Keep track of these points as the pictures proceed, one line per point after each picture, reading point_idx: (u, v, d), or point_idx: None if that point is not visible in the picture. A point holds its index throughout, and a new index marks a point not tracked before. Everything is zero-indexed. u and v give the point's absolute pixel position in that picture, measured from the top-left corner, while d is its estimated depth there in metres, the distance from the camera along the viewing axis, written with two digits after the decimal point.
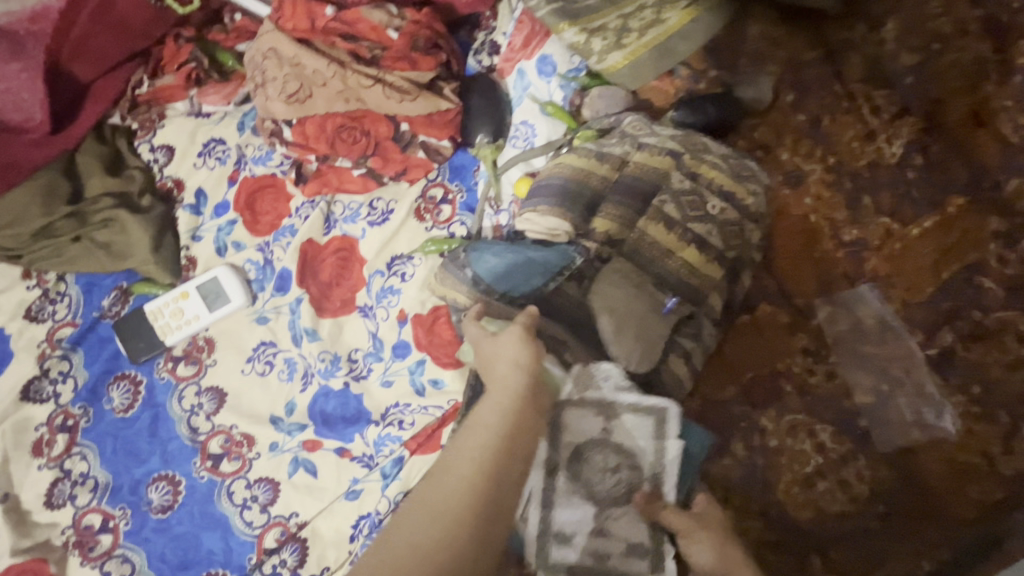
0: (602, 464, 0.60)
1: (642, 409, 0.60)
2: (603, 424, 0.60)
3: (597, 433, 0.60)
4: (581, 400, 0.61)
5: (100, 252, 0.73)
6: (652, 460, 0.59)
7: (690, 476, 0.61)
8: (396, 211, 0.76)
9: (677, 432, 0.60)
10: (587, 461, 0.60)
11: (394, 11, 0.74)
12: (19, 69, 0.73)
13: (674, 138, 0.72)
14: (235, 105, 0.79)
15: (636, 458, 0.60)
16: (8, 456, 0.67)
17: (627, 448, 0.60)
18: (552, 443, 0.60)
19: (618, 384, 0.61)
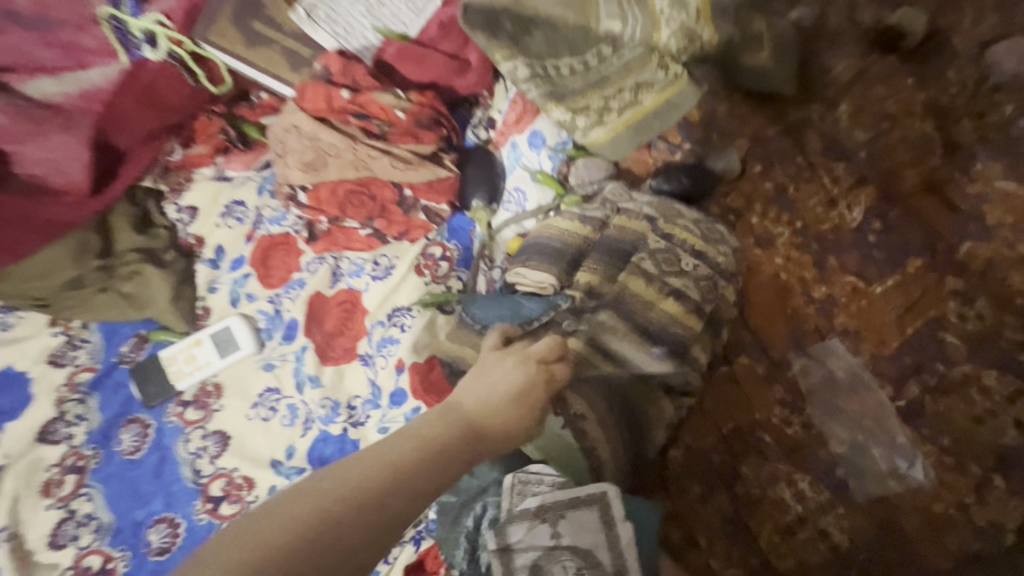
0: (562, 573, 0.64)
1: (580, 500, 0.66)
2: (551, 532, 0.66)
3: (548, 543, 0.65)
4: (520, 513, 0.66)
5: (123, 302, 0.79)
6: (609, 555, 0.64)
7: (649, 557, 0.66)
8: (398, 267, 0.82)
9: (621, 514, 0.65)
10: (547, 574, 0.64)
11: (401, 95, 0.83)
12: (66, 139, 0.79)
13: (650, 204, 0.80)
14: (255, 170, 0.89)
15: (595, 557, 0.64)
16: (18, 496, 0.69)
17: (580, 550, 0.65)
18: (506, 567, 0.65)
19: (551, 483, 0.67)
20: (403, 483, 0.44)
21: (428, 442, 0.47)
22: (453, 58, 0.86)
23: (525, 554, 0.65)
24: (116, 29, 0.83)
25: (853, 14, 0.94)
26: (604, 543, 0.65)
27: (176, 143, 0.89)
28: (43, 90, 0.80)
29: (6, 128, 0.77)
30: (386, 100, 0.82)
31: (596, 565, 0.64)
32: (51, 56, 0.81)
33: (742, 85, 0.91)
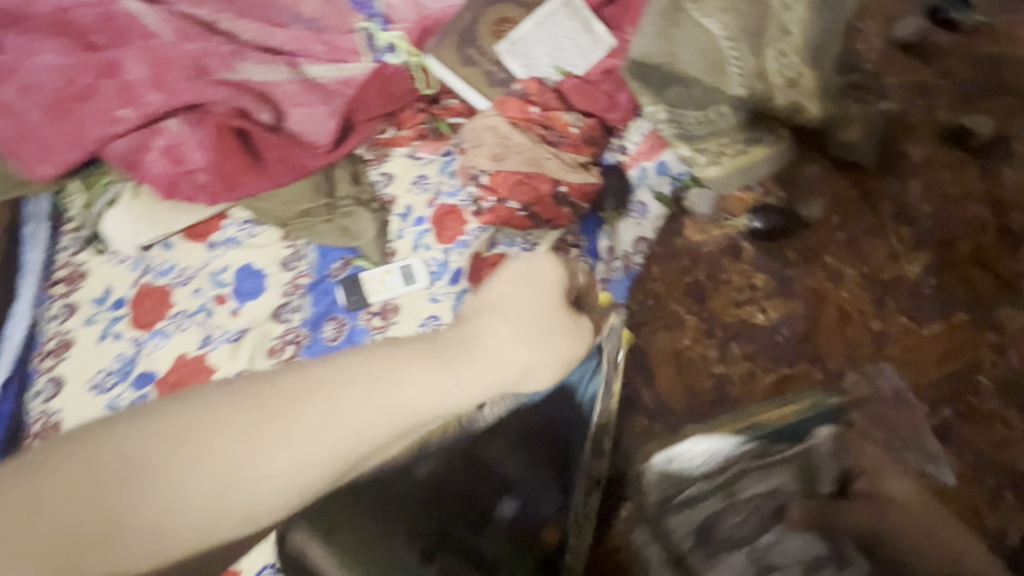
0: (733, 522, 0.83)
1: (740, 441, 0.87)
2: (722, 493, 0.84)
3: (718, 505, 0.83)
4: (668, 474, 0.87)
5: (340, 232, 1.05)
6: (788, 480, 0.85)
7: (829, 472, 0.87)
8: (541, 244, 1.05)
9: (789, 444, 0.88)
10: (722, 521, 0.82)
11: (574, 117, 1.09)
12: (323, 108, 1.07)
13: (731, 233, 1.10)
14: (439, 155, 1.13)
15: (774, 488, 0.85)
16: (253, 352, 0.95)
17: (762, 492, 0.84)
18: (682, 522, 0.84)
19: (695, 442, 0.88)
20: (265, 404, 0.66)
21: (379, 398, 0.67)
22: (609, 99, 1.12)
23: (699, 513, 0.83)
24: (366, 37, 1.14)
25: (930, 114, 1.16)
26: (776, 480, 0.85)
27: (388, 125, 1.14)
28: (316, 72, 1.09)
29: (292, 94, 1.06)
30: (566, 116, 1.09)
31: (780, 493, 0.84)
32: (323, 51, 1.11)
33: (830, 154, 1.12)
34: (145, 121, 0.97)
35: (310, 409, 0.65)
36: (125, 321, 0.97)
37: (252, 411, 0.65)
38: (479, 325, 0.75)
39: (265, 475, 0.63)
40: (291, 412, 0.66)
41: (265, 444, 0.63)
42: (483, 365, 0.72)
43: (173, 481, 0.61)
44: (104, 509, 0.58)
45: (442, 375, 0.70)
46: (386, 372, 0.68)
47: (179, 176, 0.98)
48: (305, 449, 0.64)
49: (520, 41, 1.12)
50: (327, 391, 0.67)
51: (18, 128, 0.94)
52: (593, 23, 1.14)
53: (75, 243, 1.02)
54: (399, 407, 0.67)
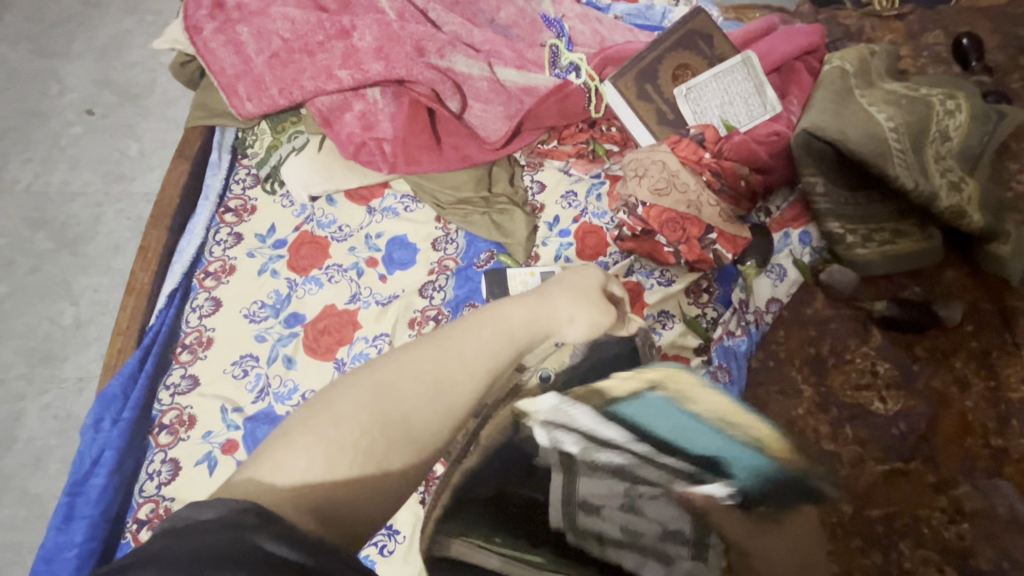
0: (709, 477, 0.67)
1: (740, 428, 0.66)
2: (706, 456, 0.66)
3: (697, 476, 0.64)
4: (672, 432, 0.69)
5: (492, 226, 1.09)
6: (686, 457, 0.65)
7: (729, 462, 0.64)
8: (677, 282, 1.09)
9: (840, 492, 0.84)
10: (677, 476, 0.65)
11: (744, 171, 1.12)
12: (503, 110, 1.12)
13: (858, 317, 1.10)
14: (589, 176, 1.17)
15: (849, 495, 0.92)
16: (396, 319, 0.98)
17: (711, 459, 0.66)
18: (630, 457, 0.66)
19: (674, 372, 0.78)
20: (411, 349, 0.55)
21: (512, 328, 0.61)
22: (771, 160, 1.14)
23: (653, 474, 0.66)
24: (552, 53, 1.19)
25: None
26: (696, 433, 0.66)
27: (550, 138, 1.19)
28: (506, 76, 1.16)
29: (481, 90, 1.11)
30: (738, 169, 1.12)
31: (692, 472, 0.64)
32: (511, 57, 1.17)
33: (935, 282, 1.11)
34: (354, 85, 1.04)
35: (451, 343, 0.56)
36: (282, 261, 1.02)
37: (416, 352, 0.55)
38: (561, 278, 0.70)
39: (452, 397, 0.54)
40: (447, 342, 0.56)
41: (436, 368, 0.54)
42: (548, 313, 0.64)
43: (382, 413, 0.50)
44: (336, 455, 0.47)
45: (539, 311, 0.64)
46: (511, 306, 0.63)
47: (367, 139, 1.05)
48: (476, 371, 0.56)
49: (696, 87, 1.17)
50: (456, 329, 0.59)
51: (244, 68, 1.04)
52: (766, 86, 1.19)
53: (249, 178, 1.09)
54: (530, 327, 0.62)
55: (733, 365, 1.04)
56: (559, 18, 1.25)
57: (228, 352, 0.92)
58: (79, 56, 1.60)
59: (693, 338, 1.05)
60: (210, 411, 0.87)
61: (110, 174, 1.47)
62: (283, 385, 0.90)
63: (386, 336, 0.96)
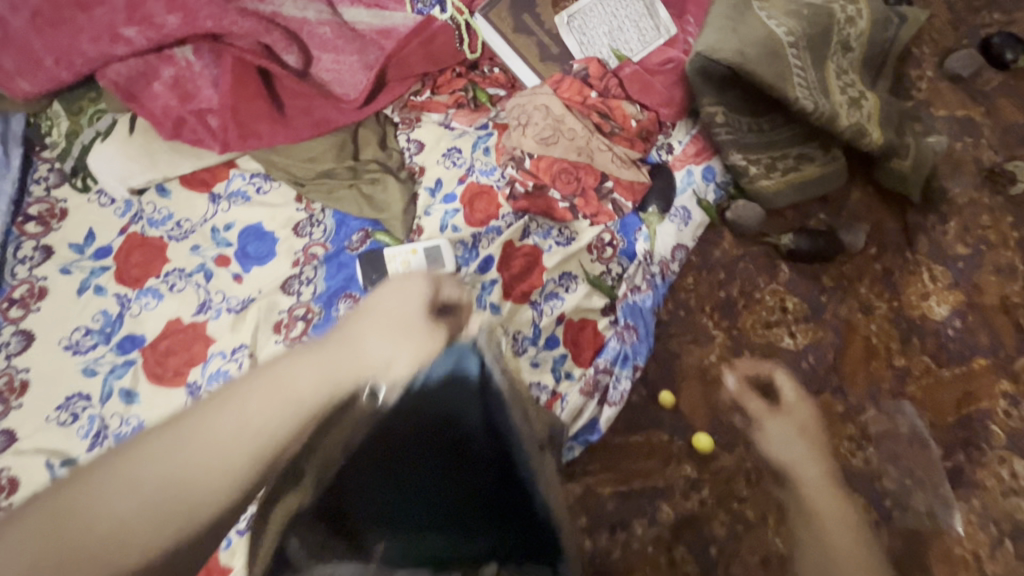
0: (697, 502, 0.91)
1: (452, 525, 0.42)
2: None
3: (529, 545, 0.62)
4: None
5: (362, 199, 0.94)
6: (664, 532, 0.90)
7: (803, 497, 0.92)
8: (577, 240, 0.99)
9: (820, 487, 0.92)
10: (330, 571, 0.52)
11: (638, 109, 1.03)
12: (355, 59, 0.94)
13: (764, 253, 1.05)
14: (473, 128, 1.02)
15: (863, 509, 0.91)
16: (257, 325, 0.85)
17: None
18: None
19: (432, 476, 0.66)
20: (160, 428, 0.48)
21: (292, 397, 0.50)
22: (667, 91, 1.03)
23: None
24: None
25: (974, 152, 1.10)
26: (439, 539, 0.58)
27: (423, 88, 1.02)
28: (354, 17, 0.97)
29: (325, 37, 0.92)
30: (628, 108, 1.02)
31: None
32: None
33: (838, 207, 1.07)
34: (154, 46, 0.84)
35: (192, 428, 0.47)
36: (108, 273, 0.85)
37: (170, 431, 0.47)
38: (358, 321, 0.55)
39: (177, 517, 0.44)
40: (189, 438, 0.46)
41: (154, 483, 0.44)
42: (351, 363, 0.53)
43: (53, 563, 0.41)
44: None
45: (337, 363, 0.52)
46: (279, 373, 0.51)
47: (186, 114, 0.86)
48: (219, 483, 0.45)
49: (580, 15, 1.03)
50: (223, 399, 0.49)
51: (3, 36, 0.82)
52: (656, 6, 1.06)
53: (52, 175, 0.89)
54: (296, 404, 0.50)
55: (640, 324, 0.97)
56: None
57: (49, 396, 0.77)
58: None
59: (599, 298, 0.98)
60: (33, 470, 0.74)
61: None
62: (126, 425, 0.77)
63: (246, 348, 0.83)
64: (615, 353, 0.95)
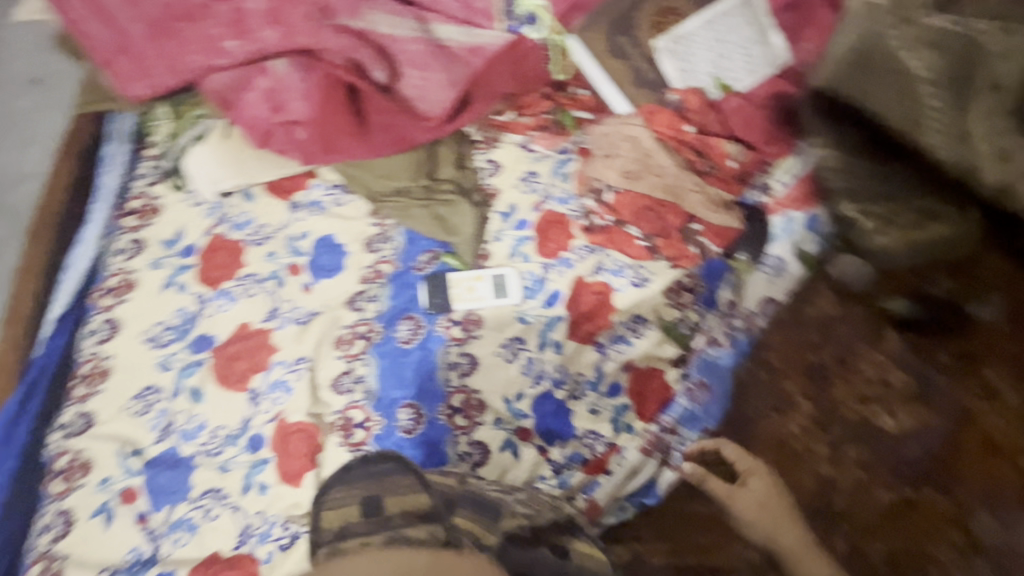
0: None
1: None
2: None
3: None
4: None
5: (435, 220, 0.93)
6: None
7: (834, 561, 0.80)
8: (653, 283, 0.92)
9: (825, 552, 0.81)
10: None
11: (738, 149, 0.95)
12: (442, 78, 0.93)
13: (868, 318, 0.92)
14: (554, 152, 0.97)
15: None
16: (320, 339, 0.85)
17: None
18: None
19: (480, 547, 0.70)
20: None
21: None
22: (771, 129, 0.95)
23: None
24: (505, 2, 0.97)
25: None
26: None
27: (506, 108, 0.98)
28: (445, 34, 0.94)
29: (415, 54, 0.91)
30: (727, 146, 0.95)
31: None
32: (455, 8, 0.95)
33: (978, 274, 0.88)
34: (250, 57, 0.87)
35: None
36: (191, 272, 0.89)
37: None
38: None
39: None
40: None
41: None
42: None
43: None
44: None
45: None
46: None
47: (275, 125, 0.88)
48: None
49: (683, 38, 0.96)
50: None
51: (121, 41, 0.87)
52: (769, 32, 0.97)
53: (153, 172, 0.93)
54: None
55: (714, 382, 0.89)
56: None
57: (127, 386, 0.81)
58: None
59: (671, 347, 0.90)
60: (107, 455, 0.78)
61: None
62: (190, 423, 0.80)
63: (307, 360, 0.84)
64: (684, 411, 0.88)
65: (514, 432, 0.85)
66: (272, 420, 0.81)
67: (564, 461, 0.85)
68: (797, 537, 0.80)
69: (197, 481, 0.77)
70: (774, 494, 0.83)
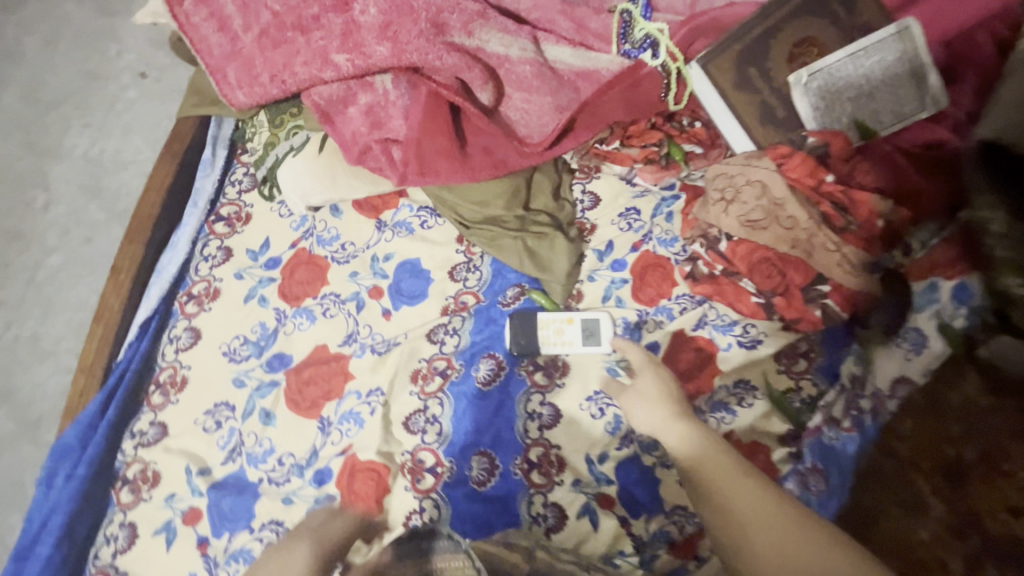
0: None
1: None
2: None
3: None
4: None
5: (525, 253, 0.85)
6: None
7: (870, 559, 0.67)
8: (764, 345, 0.82)
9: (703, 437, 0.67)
10: None
11: (890, 205, 0.80)
12: (548, 102, 0.86)
13: None
14: (659, 188, 0.90)
15: None
16: (395, 372, 0.80)
17: None
18: None
19: None
20: None
21: None
22: (921, 181, 0.82)
23: None
24: (623, 22, 0.89)
25: None
26: None
27: (612, 137, 0.91)
28: (556, 55, 0.89)
29: (523, 76, 0.85)
30: (877, 204, 0.80)
31: None
32: (569, 29, 0.90)
33: None
34: (358, 72, 0.83)
35: None
36: (273, 286, 0.86)
37: None
38: None
39: None
40: None
41: None
42: None
43: None
44: None
45: None
46: None
47: (373, 142, 0.84)
48: None
49: (828, 69, 0.83)
50: None
51: (231, 48, 0.86)
52: (928, 71, 0.83)
53: (246, 179, 0.93)
54: None
55: (831, 470, 0.76)
56: None
57: (201, 399, 0.80)
58: None
59: (779, 421, 0.80)
60: (175, 470, 0.76)
61: None
62: (259, 446, 0.77)
63: (382, 392, 0.79)
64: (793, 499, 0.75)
65: (595, 497, 0.75)
66: (340, 454, 0.76)
67: (648, 537, 0.73)
68: (698, 433, 0.66)
69: (259, 510, 0.74)
70: (673, 391, 0.72)
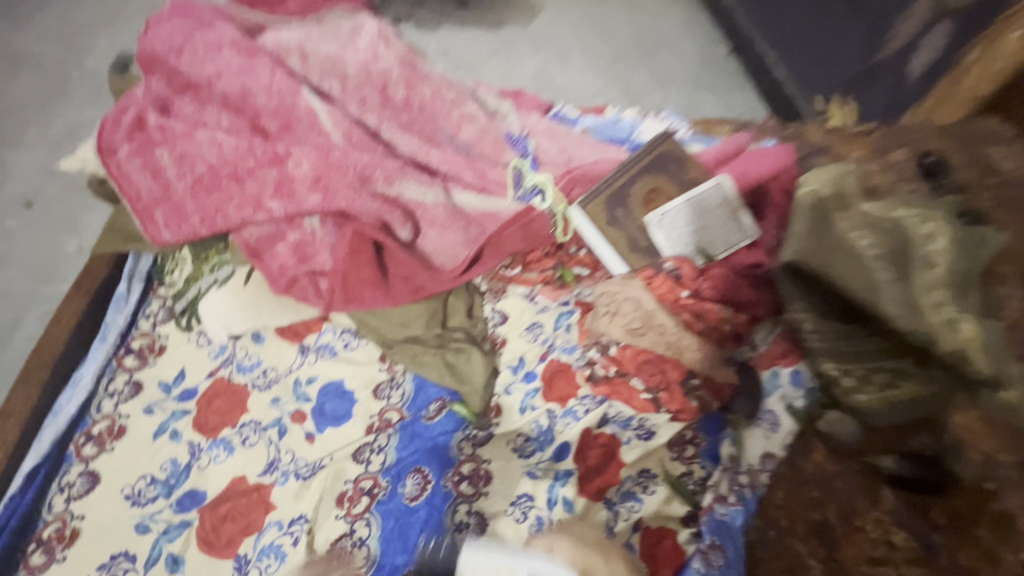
0: None
1: None
2: None
3: None
4: None
5: (444, 369, 0.93)
6: None
7: None
8: (658, 435, 0.94)
9: None
10: None
11: (731, 312, 1.00)
12: (459, 237, 1.00)
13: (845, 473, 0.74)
14: (556, 303, 1.05)
15: None
16: (321, 497, 0.83)
17: None
18: None
19: None
20: None
21: None
22: (754, 292, 1.00)
23: None
24: (515, 173, 1.10)
25: None
26: None
27: (514, 263, 1.08)
28: (464, 199, 1.05)
29: (436, 216, 1.00)
30: (721, 311, 1.00)
31: None
32: (471, 178, 1.07)
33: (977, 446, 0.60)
34: (288, 216, 0.92)
35: None
36: (187, 418, 0.86)
37: None
38: None
39: None
40: None
41: None
42: None
43: None
44: None
45: None
46: None
47: (300, 274, 0.92)
48: None
49: (672, 212, 1.03)
50: None
51: (161, 192, 0.92)
52: (743, 212, 1.05)
53: (162, 312, 0.95)
54: None
55: (727, 544, 0.87)
56: (524, 135, 1.17)
57: (94, 553, 0.79)
58: (27, 144, 1.42)
59: (679, 505, 0.91)
60: None
61: (39, 272, 1.30)
62: None
63: (308, 519, 0.81)
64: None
65: None
66: None
67: None
68: None
69: None
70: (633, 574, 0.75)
